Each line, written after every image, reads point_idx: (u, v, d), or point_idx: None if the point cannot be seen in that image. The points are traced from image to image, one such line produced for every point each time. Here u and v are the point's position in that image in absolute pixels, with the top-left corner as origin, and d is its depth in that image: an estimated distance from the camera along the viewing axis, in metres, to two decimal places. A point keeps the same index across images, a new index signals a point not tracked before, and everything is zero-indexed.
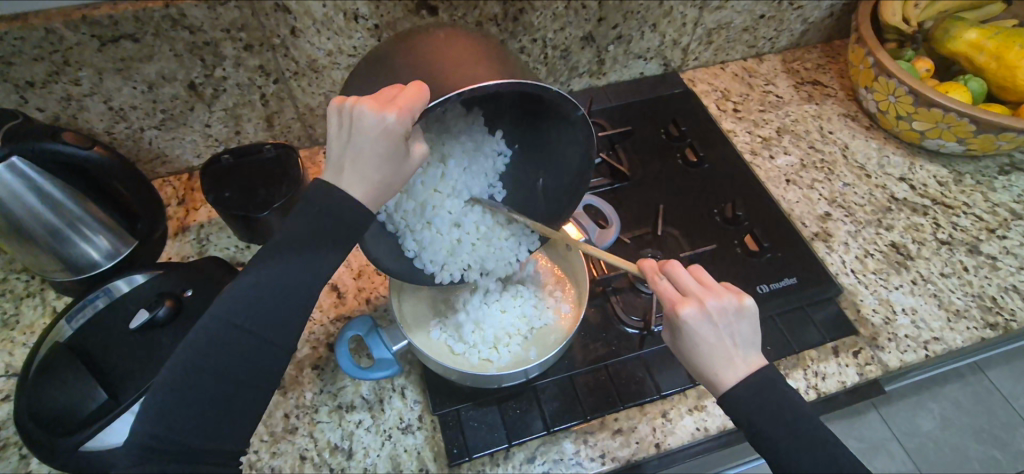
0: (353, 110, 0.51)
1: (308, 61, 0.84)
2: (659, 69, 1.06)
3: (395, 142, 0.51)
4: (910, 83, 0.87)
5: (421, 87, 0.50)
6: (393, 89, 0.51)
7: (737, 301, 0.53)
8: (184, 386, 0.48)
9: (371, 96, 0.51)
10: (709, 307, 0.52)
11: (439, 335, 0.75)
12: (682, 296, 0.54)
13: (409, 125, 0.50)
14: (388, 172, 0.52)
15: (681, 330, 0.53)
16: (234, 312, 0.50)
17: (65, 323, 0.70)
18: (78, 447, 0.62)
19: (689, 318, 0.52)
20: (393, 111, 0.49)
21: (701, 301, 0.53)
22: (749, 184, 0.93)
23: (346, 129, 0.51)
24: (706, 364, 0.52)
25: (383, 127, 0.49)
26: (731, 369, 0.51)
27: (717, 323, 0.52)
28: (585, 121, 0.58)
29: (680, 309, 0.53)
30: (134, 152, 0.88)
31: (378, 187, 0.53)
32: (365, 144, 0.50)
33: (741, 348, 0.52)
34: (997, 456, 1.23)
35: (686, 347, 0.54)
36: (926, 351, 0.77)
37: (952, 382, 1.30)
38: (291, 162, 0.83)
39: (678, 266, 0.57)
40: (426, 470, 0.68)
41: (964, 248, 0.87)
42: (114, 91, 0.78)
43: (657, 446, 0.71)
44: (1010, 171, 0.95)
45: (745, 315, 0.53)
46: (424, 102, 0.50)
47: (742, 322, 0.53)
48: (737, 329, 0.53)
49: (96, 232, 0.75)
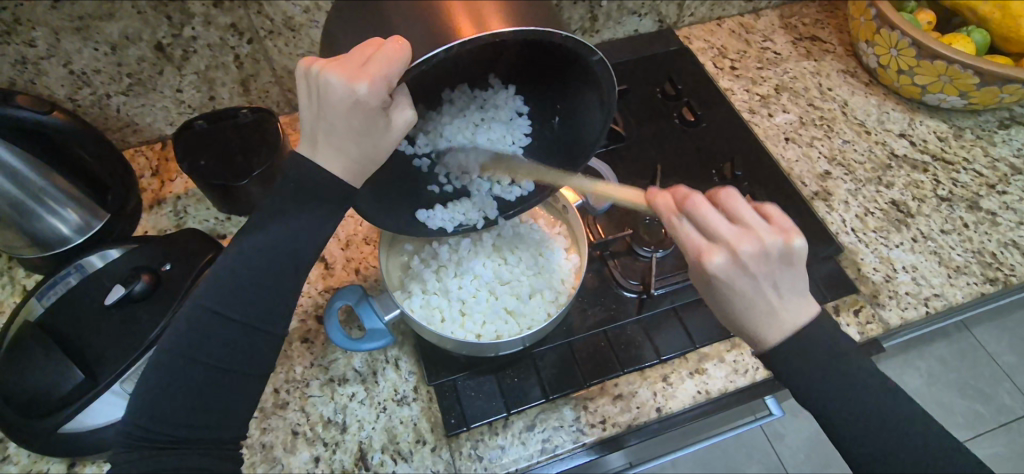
0: (318, 75, 0.47)
1: (284, 18, 0.79)
2: (654, 26, 1.02)
3: (370, 114, 0.48)
4: (913, 34, 0.84)
5: (397, 48, 0.46)
6: (364, 51, 0.47)
7: (784, 243, 0.47)
8: (169, 379, 0.47)
9: (338, 60, 0.47)
10: (744, 257, 0.46)
11: (432, 295, 0.73)
12: (710, 242, 0.48)
13: (384, 94, 0.47)
14: (366, 147, 0.49)
15: (709, 279, 0.48)
16: (215, 300, 0.48)
17: (36, 300, 0.67)
18: (56, 430, 0.61)
19: (718, 271, 0.47)
20: (363, 81, 0.45)
21: (735, 249, 0.46)
22: (748, 143, 0.90)
23: (314, 95, 0.48)
24: (741, 316, 0.49)
25: (353, 99, 0.46)
26: (772, 324, 0.48)
27: (755, 272, 0.47)
28: (605, 66, 0.55)
29: (708, 261, 0.47)
30: (102, 120, 0.83)
31: (355, 162, 0.50)
32: (334, 115, 0.47)
33: (784, 298, 0.48)
34: (980, 409, 1.25)
35: (713, 294, 0.49)
36: (927, 307, 0.76)
37: (939, 341, 1.31)
38: (270, 127, 0.79)
39: (704, 201, 0.48)
40: (422, 442, 0.67)
41: (965, 204, 0.85)
42: (75, 53, 0.73)
43: (658, 410, 0.70)
44: (1010, 124, 0.94)
45: (788, 260, 0.47)
46: (398, 68, 0.46)
47: (784, 270, 0.47)
48: (777, 275, 0.47)
49: (63, 204, 0.70)
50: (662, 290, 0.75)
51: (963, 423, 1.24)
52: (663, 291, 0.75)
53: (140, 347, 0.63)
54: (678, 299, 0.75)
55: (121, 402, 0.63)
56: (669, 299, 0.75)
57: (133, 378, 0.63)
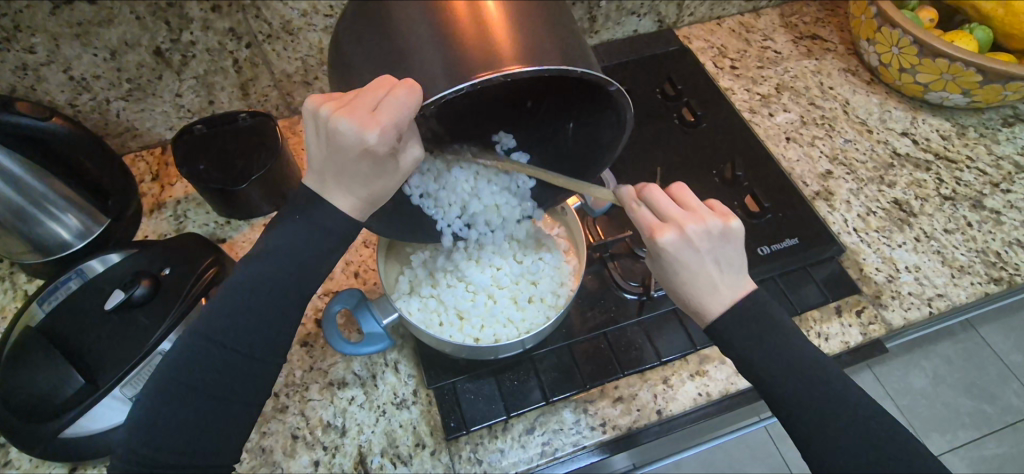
0: (327, 119, 0.46)
1: (282, 22, 0.79)
2: (653, 26, 1.02)
3: (379, 159, 0.48)
4: (915, 32, 0.83)
5: (409, 94, 0.45)
6: (373, 93, 0.46)
7: (722, 223, 0.53)
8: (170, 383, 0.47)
9: (348, 104, 0.46)
10: (688, 233, 0.52)
11: (430, 299, 0.73)
12: (661, 221, 0.53)
13: (393, 140, 0.46)
14: (375, 185, 0.50)
15: (661, 255, 0.53)
16: (221, 303, 0.49)
17: (37, 304, 0.67)
18: (57, 434, 0.61)
19: (666, 246, 0.52)
20: (372, 130, 0.45)
21: (681, 227, 0.52)
22: (749, 143, 0.90)
23: (323, 136, 0.47)
24: (689, 290, 0.53)
25: (362, 147, 0.45)
26: (714, 296, 0.52)
27: (698, 247, 0.52)
28: (621, 94, 0.54)
29: (657, 237, 0.52)
30: (102, 125, 0.83)
31: (367, 197, 0.51)
32: (344, 158, 0.47)
33: (725, 273, 0.53)
34: (987, 410, 1.24)
35: (665, 271, 0.54)
36: (930, 307, 0.76)
37: (945, 341, 1.30)
38: (270, 130, 0.79)
39: (657, 189, 0.55)
40: (421, 445, 0.66)
41: (968, 203, 0.84)
42: (75, 59, 0.73)
43: (659, 413, 0.69)
44: (1014, 122, 0.93)
45: (728, 237, 0.53)
46: (407, 115, 0.45)
47: (724, 246, 0.53)
48: (719, 252, 0.53)
49: (63, 209, 0.70)
50: (663, 292, 0.75)
51: (968, 423, 1.24)
52: (663, 292, 0.75)
53: (140, 352, 0.63)
54: None
55: (121, 406, 0.63)
56: (671, 300, 0.75)
57: (133, 383, 0.64)
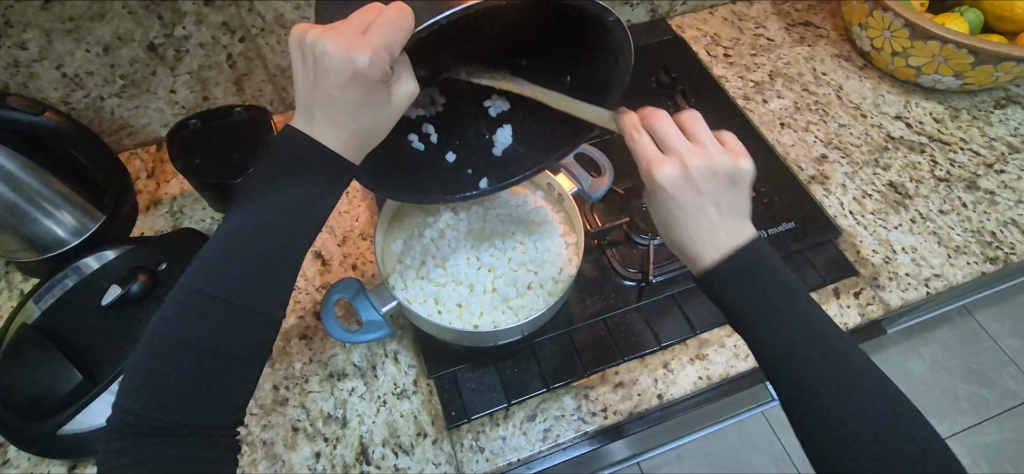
0: (314, 45, 0.46)
1: (275, 16, 0.79)
2: (646, 16, 1.02)
3: (369, 86, 0.47)
4: (907, 15, 0.84)
5: (399, 15, 0.46)
6: (362, 18, 0.46)
7: (731, 164, 0.49)
8: (158, 369, 0.47)
9: (335, 30, 0.46)
10: (691, 170, 0.48)
11: (428, 286, 0.72)
12: (663, 155, 0.49)
13: (385, 64, 0.46)
14: (364, 120, 0.49)
15: (657, 192, 0.49)
16: (195, 289, 0.47)
17: (32, 303, 0.66)
18: (57, 431, 0.61)
19: (666, 180, 0.48)
20: (364, 50, 0.45)
21: (685, 163, 0.48)
22: (744, 129, 0.90)
23: (310, 66, 0.47)
24: (682, 233, 0.49)
25: (353, 68, 0.45)
26: (710, 240, 0.48)
27: (701, 187, 0.48)
28: (619, 24, 0.55)
29: (658, 171, 0.48)
30: (96, 122, 0.83)
31: (355, 135, 0.50)
32: (333, 86, 0.46)
33: (725, 219, 0.49)
34: (984, 395, 1.24)
35: (661, 214, 0.50)
36: (927, 287, 0.76)
37: (942, 327, 1.31)
38: (266, 124, 0.79)
39: (665, 119, 0.51)
40: (423, 434, 0.66)
41: (963, 185, 0.85)
42: (67, 55, 0.73)
43: (659, 397, 0.69)
44: (1007, 104, 0.93)
45: (733, 180, 0.49)
46: (397, 36, 0.46)
47: (729, 190, 0.49)
48: (721, 195, 0.49)
49: (58, 207, 0.70)
50: (662, 278, 0.75)
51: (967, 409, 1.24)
52: (663, 278, 0.75)
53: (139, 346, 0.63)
54: (679, 286, 0.74)
55: None
56: (670, 286, 0.75)
57: None
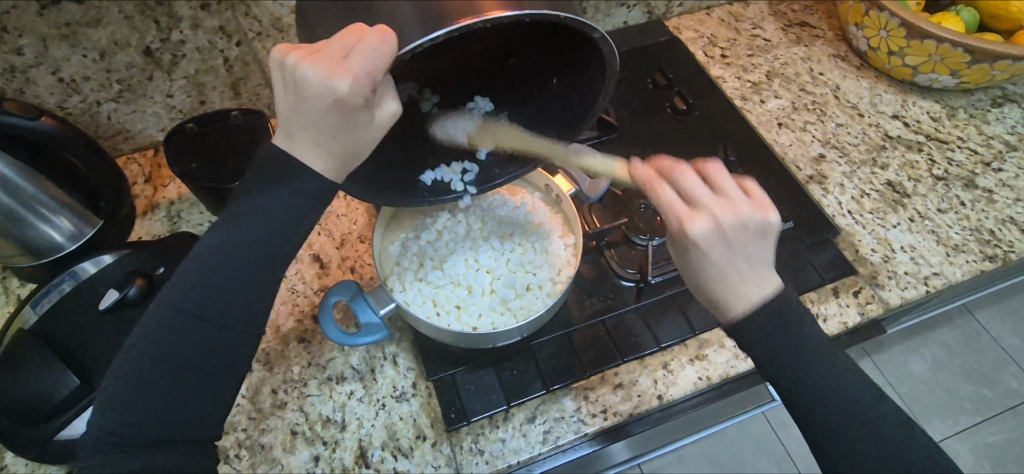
0: (295, 68, 0.45)
1: (271, 19, 0.79)
2: (643, 17, 1.02)
3: (351, 111, 0.46)
4: (903, 15, 0.84)
5: (382, 40, 0.45)
6: (343, 42, 0.45)
7: (762, 217, 0.50)
8: (155, 373, 0.46)
9: (316, 53, 0.46)
10: (724, 225, 0.49)
11: (425, 287, 0.72)
12: (693, 209, 0.50)
13: (367, 90, 0.45)
14: (347, 142, 0.49)
15: (691, 248, 0.50)
16: (194, 291, 0.47)
17: (30, 308, 0.66)
18: (51, 438, 0.60)
19: (699, 238, 0.49)
20: (343, 78, 0.44)
21: (716, 218, 0.49)
22: (742, 130, 0.90)
23: (290, 88, 0.46)
24: (714, 285, 0.51)
25: (333, 95, 0.45)
26: (740, 292, 0.50)
27: (731, 241, 0.49)
28: (605, 40, 0.52)
29: (690, 228, 0.49)
30: (93, 127, 0.82)
31: (339, 156, 0.50)
32: (314, 109, 0.46)
33: (751, 271, 0.50)
34: (986, 394, 1.24)
35: (691, 265, 0.51)
36: (927, 286, 0.76)
37: (942, 326, 1.31)
38: (263, 128, 0.79)
39: (690, 173, 0.51)
40: (422, 437, 0.66)
41: (961, 183, 0.85)
42: (63, 61, 0.73)
43: (660, 397, 0.69)
44: (1003, 102, 0.93)
45: (764, 231, 0.50)
46: (379, 63, 0.45)
47: (758, 240, 0.50)
48: (752, 248, 0.50)
49: (55, 212, 0.70)
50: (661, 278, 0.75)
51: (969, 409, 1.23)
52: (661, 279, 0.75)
53: None
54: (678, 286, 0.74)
55: None
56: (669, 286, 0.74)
57: None
